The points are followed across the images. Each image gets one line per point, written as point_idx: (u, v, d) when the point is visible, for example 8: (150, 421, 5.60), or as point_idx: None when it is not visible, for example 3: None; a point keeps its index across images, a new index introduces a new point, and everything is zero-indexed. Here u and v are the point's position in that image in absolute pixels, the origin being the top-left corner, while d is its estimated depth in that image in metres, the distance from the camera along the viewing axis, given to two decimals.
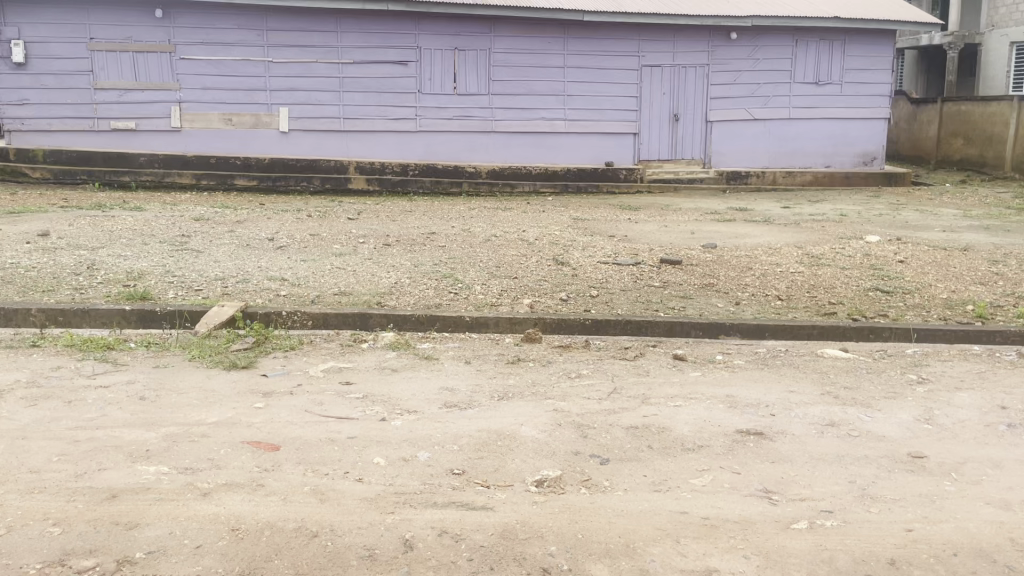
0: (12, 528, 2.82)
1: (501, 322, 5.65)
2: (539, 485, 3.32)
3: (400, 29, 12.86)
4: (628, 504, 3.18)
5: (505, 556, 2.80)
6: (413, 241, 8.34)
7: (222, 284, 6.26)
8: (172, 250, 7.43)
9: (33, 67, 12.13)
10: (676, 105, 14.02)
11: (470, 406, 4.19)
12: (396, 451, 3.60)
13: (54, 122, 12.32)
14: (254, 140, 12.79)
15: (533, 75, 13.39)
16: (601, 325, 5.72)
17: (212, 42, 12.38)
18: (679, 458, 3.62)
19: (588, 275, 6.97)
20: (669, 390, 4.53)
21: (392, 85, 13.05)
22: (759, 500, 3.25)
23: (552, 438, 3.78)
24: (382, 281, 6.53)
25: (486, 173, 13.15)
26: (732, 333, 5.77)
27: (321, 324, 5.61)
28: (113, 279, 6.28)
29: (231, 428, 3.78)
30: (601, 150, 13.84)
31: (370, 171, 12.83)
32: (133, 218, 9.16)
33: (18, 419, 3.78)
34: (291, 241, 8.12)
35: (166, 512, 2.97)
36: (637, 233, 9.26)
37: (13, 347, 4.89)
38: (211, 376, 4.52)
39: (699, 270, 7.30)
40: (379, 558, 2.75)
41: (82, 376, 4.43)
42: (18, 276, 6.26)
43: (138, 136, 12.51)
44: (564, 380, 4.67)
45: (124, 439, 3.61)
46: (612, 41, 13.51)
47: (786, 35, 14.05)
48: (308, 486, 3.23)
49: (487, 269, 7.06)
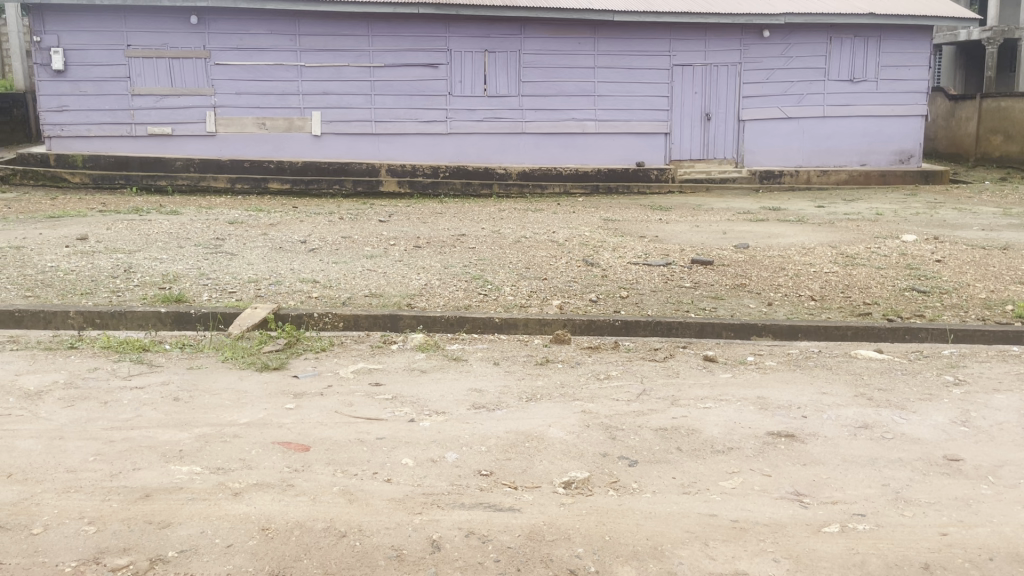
0: (48, 527, 2.87)
1: (530, 323, 5.66)
2: (567, 487, 3.31)
3: (430, 33, 12.93)
4: (657, 506, 3.16)
5: (533, 557, 2.80)
6: (443, 242, 8.41)
7: (256, 286, 6.35)
8: (208, 253, 7.55)
9: (71, 74, 12.38)
10: (708, 104, 13.90)
11: (498, 407, 4.20)
12: (424, 452, 3.62)
13: (92, 127, 12.57)
14: (287, 144, 12.94)
15: (564, 76, 13.37)
16: (631, 325, 5.70)
17: (245, 47, 12.57)
18: (709, 459, 3.60)
19: (618, 276, 6.96)
20: (699, 391, 4.50)
21: (422, 87, 13.10)
22: (790, 503, 3.20)
23: (581, 439, 3.77)
24: (413, 282, 6.59)
25: (516, 175, 13.20)
26: (764, 334, 5.71)
27: (351, 325, 5.65)
28: (149, 281, 6.40)
29: (262, 429, 3.83)
30: (632, 150, 13.77)
31: (401, 173, 12.92)
32: (170, 221, 9.34)
33: (55, 419, 3.87)
34: (323, 243, 8.22)
35: (198, 511, 3.02)
36: (667, 232, 9.24)
37: (51, 348, 5.00)
38: (243, 377, 4.59)
39: (731, 270, 7.23)
40: (407, 559, 2.77)
41: (117, 377, 4.51)
42: (57, 279, 6.39)
43: (173, 141, 12.74)
44: (593, 381, 4.67)
45: (159, 439, 3.67)
46: (642, 40, 13.45)
47: (820, 32, 13.86)
48: (337, 487, 3.26)
49: (517, 270, 7.09)
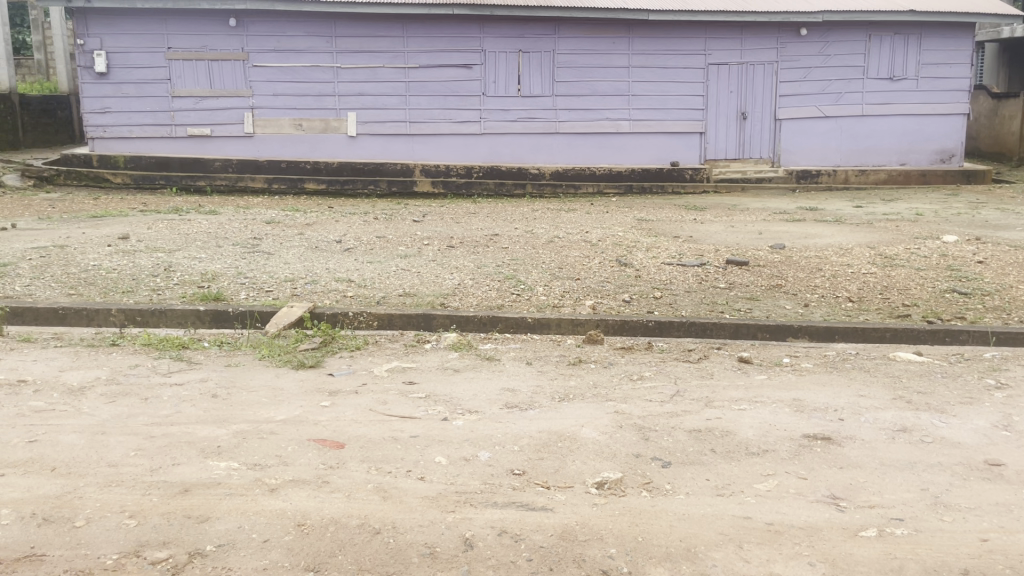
0: (90, 521, 2.94)
1: (563, 323, 5.65)
2: (599, 487, 3.31)
3: (464, 33, 12.98)
4: (690, 508, 3.14)
5: (566, 557, 2.80)
6: (476, 242, 8.44)
7: (292, 285, 6.42)
8: (245, 253, 7.65)
9: (114, 76, 12.62)
10: (744, 103, 13.76)
11: (531, 406, 4.21)
12: (457, 451, 3.64)
13: (134, 129, 12.80)
14: (323, 144, 13.08)
15: (598, 76, 13.34)
16: (664, 326, 5.67)
17: (282, 49, 12.74)
18: (743, 462, 3.57)
19: (652, 276, 6.93)
20: (734, 392, 4.46)
21: (455, 88, 13.15)
22: (826, 507, 3.17)
23: (614, 440, 3.77)
24: (446, 282, 6.61)
25: (550, 175, 13.18)
26: (800, 335, 5.64)
27: (385, 324, 5.69)
28: (188, 280, 6.50)
29: (298, 426, 3.87)
30: (666, 150, 13.69)
31: (435, 173, 12.98)
32: (209, 221, 9.49)
33: (97, 414, 3.95)
34: (358, 243, 8.30)
35: (235, 506, 3.07)
36: (702, 232, 9.17)
37: (94, 346, 5.10)
38: (280, 375, 4.65)
39: (767, 271, 7.15)
40: (440, 556, 2.79)
41: (158, 374, 4.60)
42: (100, 277, 6.52)
43: (213, 142, 12.93)
44: (625, 381, 4.65)
45: (197, 435, 3.73)
46: (677, 39, 13.37)
47: (859, 30, 13.67)
48: (371, 484, 3.29)
49: (550, 270, 7.10)
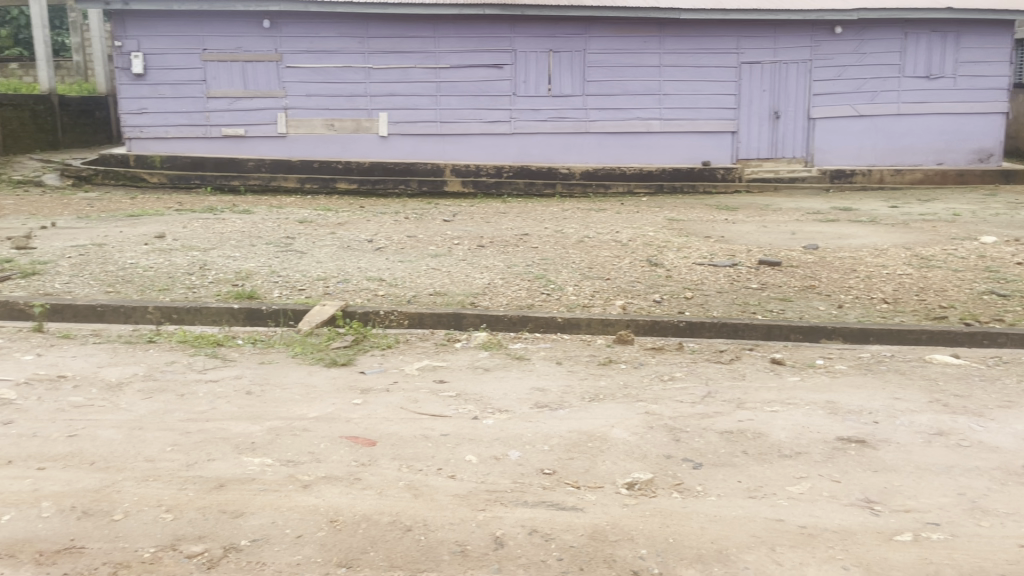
0: (128, 514, 3.00)
1: (593, 323, 5.65)
2: (630, 488, 3.30)
3: (495, 33, 13.01)
4: (722, 510, 3.12)
5: (596, 557, 2.80)
6: (506, 241, 8.45)
7: (324, 284, 6.48)
8: (278, 251, 7.73)
9: (150, 77, 12.81)
10: (778, 102, 13.61)
11: (561, 406, 4.21)
12: (487, 449, 3.65)
13: (170, 130, 12.97)
14: (355, 144, 13.16)
15: (629, 75, 13.30)
16: (695, 327, 5.64)
17: (315, 50, 12.86)
18: (776, 464, 3.54)
19: (683, 276, 6.89)
20: (767, 394, 4.42)
21: (486, 87, 13.18)
22: (860, 510, 3.13)
23: (645, 440, 3.75)
24: (477, 281, 6.63)
25: (580, 175, 13.17)
26: (833, 337, 5.58)
27: (416, 323, 5.72)
28: (222, 278, 6.59)
29: (330, 423, 3.91)
30: (697, 150, 13.58)
31: (466, 173, 13.02)
32: (242, 220, 9.60)
33: (135, 410, 4.03)
34: (389, 242, 8.35)
35: (269, 502, 3.11)
36: (734, 233, 9.10)
37: (131, 343, 5.19)
38: (312, 373, 4.70)
39: (800, 272, 7.07)
40: (470, 554, 2.80)
41: (193, 370, 4.67)
42: (137, 276, 6.63)
43: (246, 142, 13.07)
44: (656, 382, 4.62)
45: (232, 431, 3.79)
46: (709, 38, 13.29)
47: (895, 28, 13.48)
48: (403, 482, 3.32)
49: (580, 269, 7.08)
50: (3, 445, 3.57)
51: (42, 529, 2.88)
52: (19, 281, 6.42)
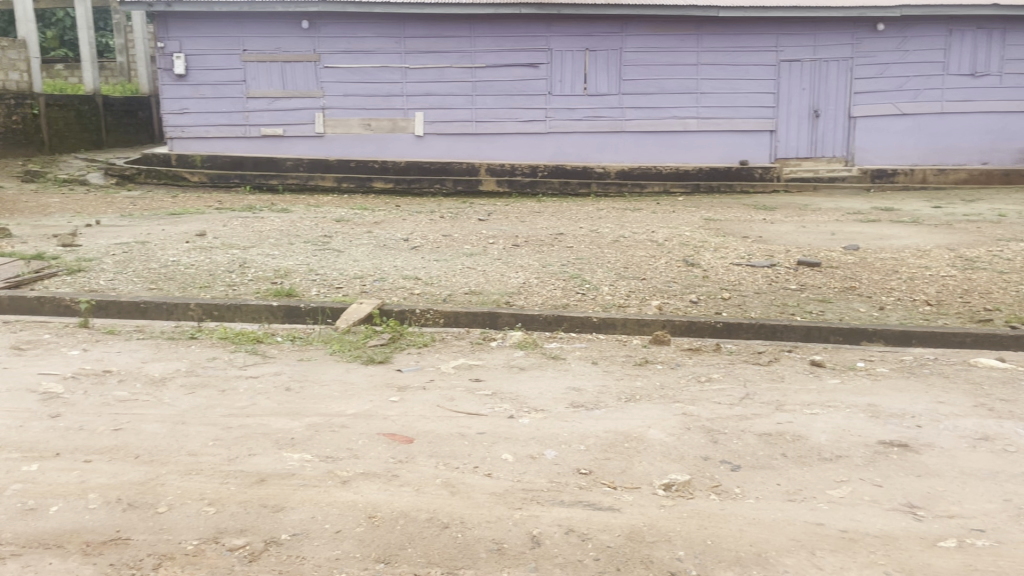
0: (172, 507, 3.05)
1: (629, 323, 5.62)
2: (667, 489, 3.28)
3: (532, 32, 13.01)
4: (760, 513, 3.09)
5: (633, 557, 2.79)
6: (541, 241, 8.44)
7: (361, 282, 6.53)
8: (316, 250, 7.81)
9: (192, 78, 13.02)
10: (817, 101, 13.42)
11: (597, 406, 4.20)
12: (523, 448, 3.65)
13: (210, 129, 13.16)
14: (391, 143, 13.24)
15: (666, 74, 13.22)
16: (733, 328, 5.59)
17: (353, 50, 12.97)
18: (816, 467, 3.50)
19: (720, 277, 6.83)
20: (806, 396, 4.37)
21: (522, 87, 13.18)
22: (903, 515, 3.08)
23: (682, 442, 3.73)
24: (512, 280, 6.63)
25: (615, 174, 13.15)
26: (874, 339, 5.49)
27: (451, 322, 5.74)
28: (262, 276, 6.67)
29: (368, 420, 3.94)
30: (735, 149, 13.44)
31: (501, 172, 13.09)
32: (280, 219, 9.72)
33: (178, 404, 4.10)
34: (425, 241, 8.39)
35: (309, 497, 3.14)
36: (772, 233, 9.00)
37: (174, 338, 5.28)
38: (350, 370, 4.74)
39: (840, 273, 6.97)
40: (507, 552, 2.81)
41: (234, 366, 4.74)
42: (179, 273, 6.75)
43: (285, 142, 13.21)
44: (693, 384, 4.58)
45: (272, 426, 3.84)
46: (747, 36, 13.16)
47: (939, 24, 13.22)
48: (439, 479, 3.34)
49: (616, 269, 7.05)
50: (51, 438, 3.65)
51: (88, 520, 2.95)
52: (65, 277, 6.56)
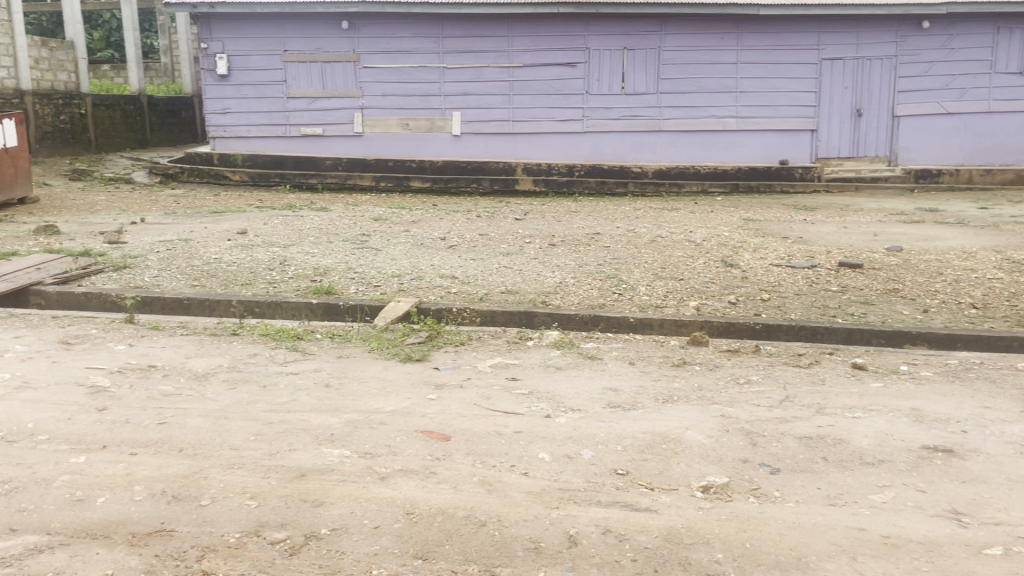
0: (215, 500, 3.11)
1: (666, 323, 5.59)
2: (706, 491, 3.26)
3: (569, 32, 12.99)
4: (801, 517, 3.06)
5: (670, 559, 2.78)
6: (578, 240, 8.43)
7: (398, 281, 6.58)
8: (354, 248, 7.88)
9: (234, 79, 13.21)
10: (860, 100, 13.20)
11: (634, 407, 4.18)
12: (560, 448, 3.65)
13: (251, 129, 13.35)
14: (429, 143, 13.32)
15: (705, 73, 13.11)
16: (772, 330, 5.54)
17: (392, 50, 13.07)
18: (857, 471, 3.44)
19: (759, 277, 6.76)
20: (848, 400, 4.30)
21: (559, 86, 13.17)
22: (947, 522, 3.02)
23: (720, 444, 3.70)
24: (548, 280, 6.63)
25: (652, 174, 13.10)
26: (918, 342, 5.40)
27: (488, 320, 5.76)
28: (301, 274, 6.76)
29: (405, 417, 3.97)
30: (775, 148, 13.28)
31: (537, 172, 13.15)
32: (320, 217, 9.83)
33: (221, 399, 4.17)
34: (461, 240, 8.41)
35: (348, 492, 3.18)
36: (813, 234, 8.88)
37: (216, 334, 5.38)
38: (388, 367, 4.78)
39: (883, 275, 6.86)
40: (544, 551, 2.81)
41: (274, 363, 4.81)
42: (221, 270, 6.86)
43: (324, 141, 13.35)
44: (731, 385, 4.54)
45: (312, 422, 3.89)
46: (788, 34, 12.99)
47: (987, 22, 12.92)
48: (476, 477, 3.35)
49: (653, 269, 7.02)
50: (98, 431, 3.74)
51: (134, 512, 3.01)
52: (112, 274, 6.71)
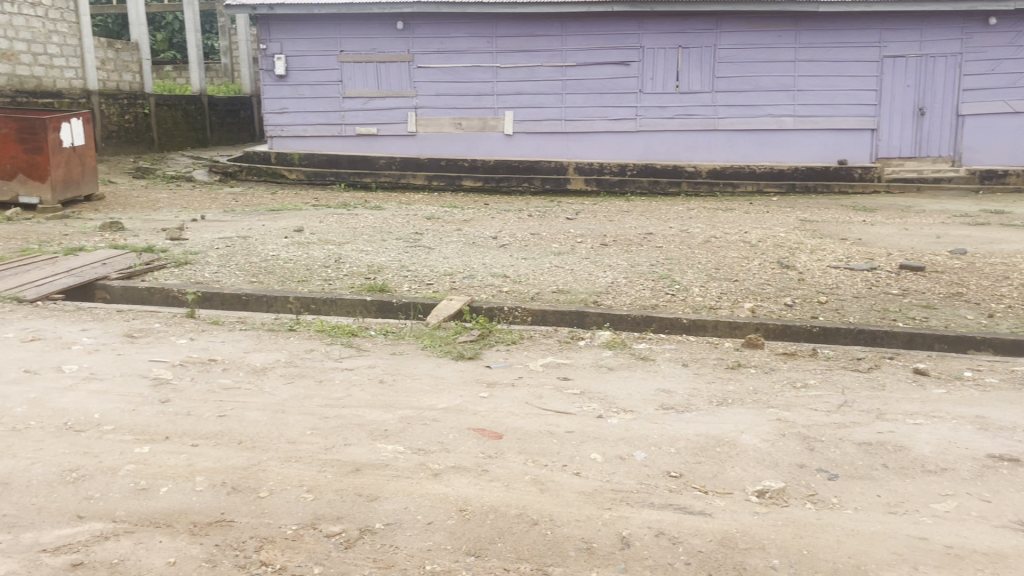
0: (273, 492, 3.17)
1: (720, 325, 5.52)
2: (761, 496, 3.21)
3: (623, 30, 12.91)
4: (859, 524, 2.99)
5: (725, 564, 2.74)
6: (630, 240, 8.37)
7: (450, 279, 6.62)
8: (407, 247, 7.96)
9: (291, 79, 13.44)
10: (923, 98, 12.84)
11: (687, 409, 4.14)
12: (612, 449, 3.64)
13: (308, 128, 13.56)
14: (481, 143, 13.38)
15: (762, 71, 12.91)
16: (830, 333, 5.43)
17: (446, 50, 13.15)
18: (918, 479, 3.36)
19: (816, 280, 6.63)
20: (909, 406, 4.20)
21: (612, 85, 13.10)
22: (1013, 533, 2.93)
23: (776, 448, 3.64)
24: (600, 280, 6.60)
25: (706, 173, 12.94)
26: (983, 348, 5.25)
27: (539, 320, 5.77)
28: (356, 271, 6.84)
29: (458, 415, 4.00)
30: (833, 147, 12.99)
31: (589, 171, 13.09)
32: (374, 216, 9.94)
33: (278, 394, 4.25)
34: (513, 239, 8.42)
35: (402, 488, 3.21)
36: (873, 235, 8.68)
37: (273, 330, 5.48)
38: (440, 365, 4.82)
39: (946, 278, 6.67)
40: (596, 552, 2.81)
41: (330, 358, 4.89)
42: (278, 267, 6.99)
43: (378, 141, 13.51)
44: (788, 389, 4.47)
45: (367, 418, 3.94)
46: (848, 31, 12.71)
47: None
48: (528, 476, 3.36)
49: (707, 270, 6.94)
50: (161, 422, 3.84)
51: (196, 502, 3.09)
52: (173, 270, 6.89)
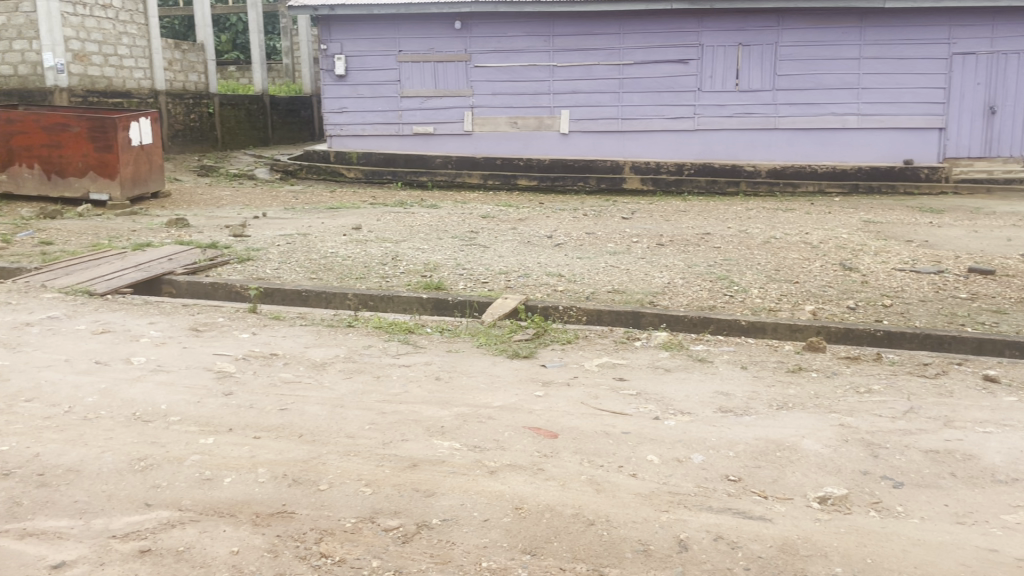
0: (332, 485, 3.22)
1: (780, 328, 5.43)
2: (823, 502, 3.15)
3: (682, 28, 12.77)
4: (926, 533, 2.91)
5: (786, 570, 2.70)
6: (687, 240, 8.27)
7: (506, 278, 6.64)
8: (463, 245, 7.99)
9: (351, 79, 13.62)
10: (994, 96, 12.43)
11: (747, 412, 4.08)
12: (669, 451, 3.60)
13: (365, 127, 13.72)
14: (537, 141, 13.37)
15: (825, 68, 12.65)
16: (895, 337, 5.28)
17: (503, 49, 13.19)
18: (988, 490, 3.25)
19: (880, 282, 6.47)
20: (978, 413, 4.06)
21: (670, 84, 12.96)
22: None
23: (838, 454, 3.56)
24: (657, 280, 6.54)
25: (766, 173, 12.70)
26: None
27: (595, 319, 5.74)
28: (412, 269, 6.91)
29: (514, 413, 4.01)
30: (899, 147, 12.64)
31: (645, 170, 12.94)
32: (430, 214, 10.01)
33: (336, 388, 4.31)
34: (568, 239, 8.40)
35: (458, 484, 3.23)
36: (939, 237, 8.43)
37: (332, 326, 5.56)
38: (496, 363, 4.83)
39: (1017, 282, 6.45)
40: (653, 554, 2.78)
41: (387, 355, 4.94)
42: (336, 264, 7.10)
43: (435, 140, 13.60)
44: (851, 394, 4.36)
45: (423, 414, 3.97)
46: (916, 27, 12.37)
47: None
48: (585, 475, 3.35)
49: (766, 272, 6.82)
50: (224, 414, 3.93)
51: (258, 493, 3.16)
52: (236, 265, 7.05)
